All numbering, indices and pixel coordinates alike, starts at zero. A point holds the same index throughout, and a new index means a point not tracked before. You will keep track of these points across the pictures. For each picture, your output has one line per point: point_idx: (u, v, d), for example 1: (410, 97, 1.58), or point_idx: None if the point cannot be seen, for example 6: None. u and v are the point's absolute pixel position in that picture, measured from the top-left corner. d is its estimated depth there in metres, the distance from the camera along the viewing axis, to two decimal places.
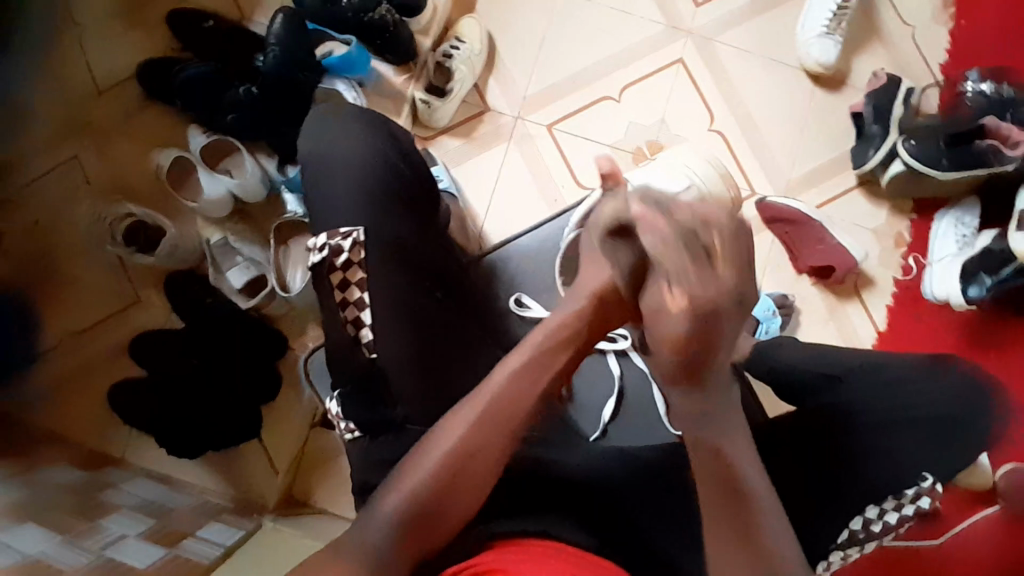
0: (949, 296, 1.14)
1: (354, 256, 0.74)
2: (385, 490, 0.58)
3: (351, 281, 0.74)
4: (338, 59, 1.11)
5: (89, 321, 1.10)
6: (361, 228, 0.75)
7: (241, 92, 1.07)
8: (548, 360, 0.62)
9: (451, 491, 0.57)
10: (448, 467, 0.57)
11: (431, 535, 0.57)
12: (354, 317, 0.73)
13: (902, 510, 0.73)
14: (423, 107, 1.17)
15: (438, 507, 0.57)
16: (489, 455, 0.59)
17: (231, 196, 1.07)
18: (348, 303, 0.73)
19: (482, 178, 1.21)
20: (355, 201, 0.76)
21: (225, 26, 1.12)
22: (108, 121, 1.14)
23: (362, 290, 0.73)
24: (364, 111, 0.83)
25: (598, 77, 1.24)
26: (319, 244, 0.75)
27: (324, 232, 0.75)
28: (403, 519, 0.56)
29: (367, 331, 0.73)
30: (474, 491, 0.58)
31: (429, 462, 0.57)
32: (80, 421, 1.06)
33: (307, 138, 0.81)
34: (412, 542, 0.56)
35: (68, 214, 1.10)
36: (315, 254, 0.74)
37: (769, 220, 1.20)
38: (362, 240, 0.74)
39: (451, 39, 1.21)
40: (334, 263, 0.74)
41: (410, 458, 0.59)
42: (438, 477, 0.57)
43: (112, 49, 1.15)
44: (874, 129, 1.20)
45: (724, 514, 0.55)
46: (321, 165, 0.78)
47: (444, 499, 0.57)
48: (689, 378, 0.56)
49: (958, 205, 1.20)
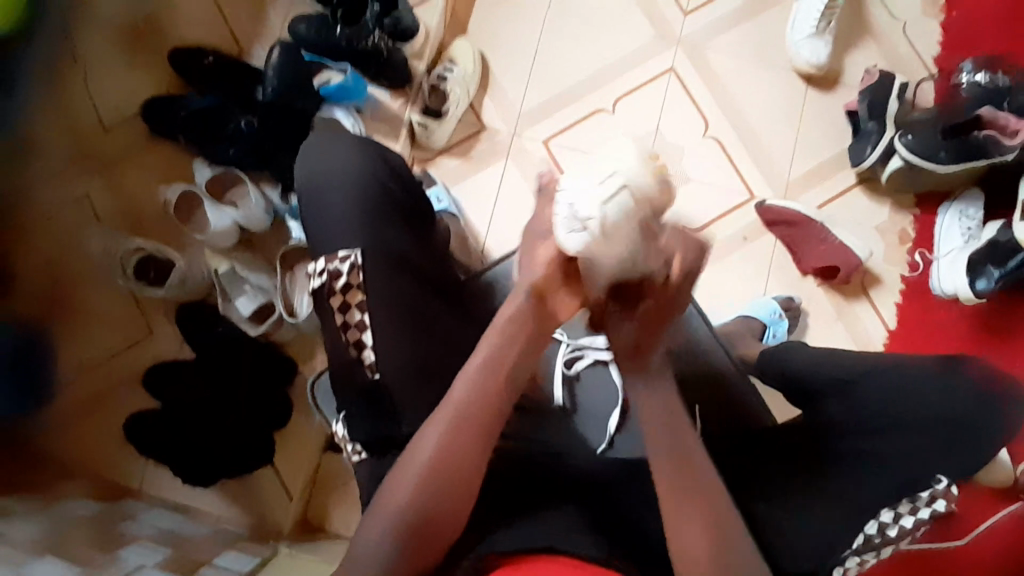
0: (958, 291, 1.13)
1: (353, 279, 0.75)
2: (381, 499, 0.61)
3: (351, 304, 0.75)
4: (335, 87, 1.14)
5: (105, 354, 1.12)
6: (358, 250, 0.76)
7: (242, 126, 1.11)
8: (503, 360, 0.63)
9: (436, 498, 0.60)
10: (429, 476, 0.60)
11: (426, 546, 0.60)
12: (355, 339, 0.74)
13: (918, 513, 0.71)
14: (420, 129, 1.20)
15: (432, 512, 0.60)
16: (469, 458, 0.61)
17: (236, 226, 1.09)
18: (349, 326, 0.74)
19: (482, 196, 1.22)
20: (354, 226, 0.77)
21: (222, 60, 1.15)
22: (116, 159, 1.17)
23: (362, 312, 0.74)
24: (357, 137, 0.84)
25: (592, 91, 1.26)
26: (319, 268, 0.76)
27: (323, 257, 0.77)
28: (402, 529, 0.60)
29: (370, 352, 0.74)
30: (456, 493, 0.61)
31: (415, 468, 0.61)
32: (99, 453, 1.08)
33: (301, 167, 0.82)
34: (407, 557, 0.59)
35: (81, 252, 1.14)
36: (316, 279, 0.76)
37: (770, 222, 1.21)
38: (360, 263, 0.75)
39: (445, 61, 1.23)
40: (333, 287, 0.75)
41: (399, 465, 0.62)
42: (420, 486, 0.60)
43: (117, 90, 1.19)
44: (869, 126, 1.20)
45: (683, 495, 0.60)
46: (314, 186, 0.80)
47: (438, 505, 0.60)
48: (641, 359, 0.65)
49: (963, 197, 1.19)
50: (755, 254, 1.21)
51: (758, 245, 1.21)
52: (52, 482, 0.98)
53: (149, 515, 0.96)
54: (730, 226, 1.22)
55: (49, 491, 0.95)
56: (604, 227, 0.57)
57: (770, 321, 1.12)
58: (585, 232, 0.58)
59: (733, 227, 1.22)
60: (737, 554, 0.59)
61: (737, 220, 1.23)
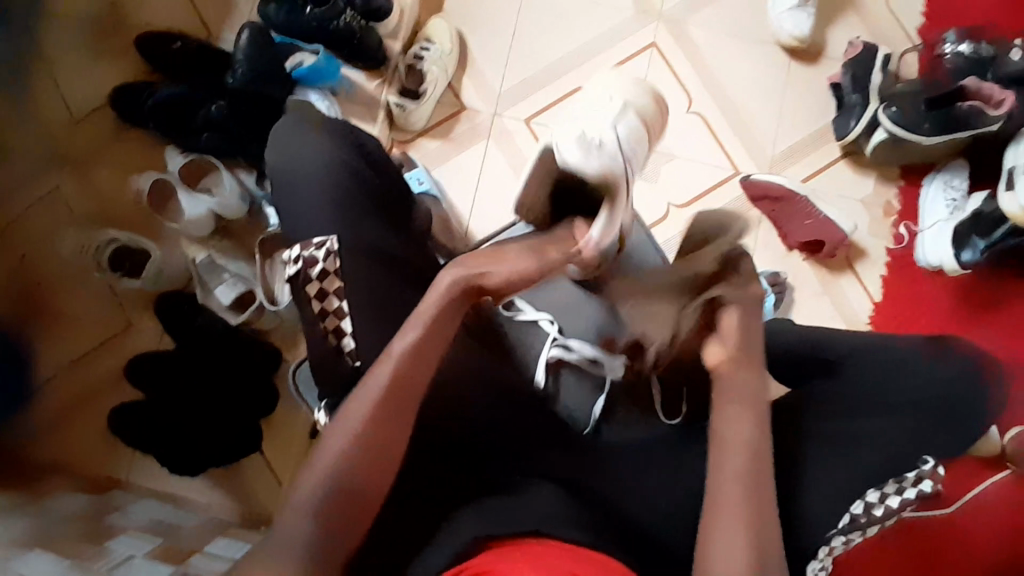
0: (943, 262, 1.13)
1: (330, 266, 0.73)
2: (304, 471, 0.61)
3: (329, 291, 0.73)
4: (308, 69, 1.12)
5: (84, 349, 1.11)
6: (334, 237, 0.74)
7: (213, 110, 1.08)
8: (435, 333, 0.66)
9: (362, 468, 0.60)
10: (355, 446, 0.61)
11: (355, 519, 0.60)
12: (334, 325, 0.72)
13: (904, 493, 0.73)
14: (398, 111, 1.18)
15: (358, 486, 0.60)
16: (398, 431, 0.62)
17: (212, 214, 1.07)
18: (328, 313, 0.73)
19: (465, 178, 1.21)
20: (326, 211, 0.76)
21: (192, 44, 1.12)
22: (87, 149, 1.15)
23: (340, 299, 0.73)
24: (327, 119, 0.83)
25: (572, 68, 1.24)
26: (294, 255, 0.74)
27: (298, 243, 0.75)
28: (325, 504, 0.59)
29: (349, 339, 0.72)
30: (382, 462, 0.61)
31: (341, 439, 0.61)
32: (84, 447, 1.08)
33: (271, 152, 0.81)
34: (333, 531, 0.58)
35: (54, 244, 1.12)
36: (291, 266, 0.74)
37: (754, 198, 1.20)
38: (336, 248, 0.74)
39: (422, 40, 1.20)
40: (309, 275, 0.73)
41: (323, 437, 0.62)
42: (346, 456, 0.60)
43: (85, 77, 1.15)
44: (852, 99, 1.18)
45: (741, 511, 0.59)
46: (289, 176, 0.79)
47: (366, 476, 0.61)
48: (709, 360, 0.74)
49: (946, 168, 1.18)
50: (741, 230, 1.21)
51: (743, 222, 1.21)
52: (36, 479, 0.97)
53: (137, 507, 0.96)
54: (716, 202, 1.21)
55: (34, 486, 0.94)
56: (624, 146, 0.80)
57: None
58: (604, 150, 0.78)
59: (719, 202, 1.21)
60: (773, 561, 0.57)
61: (722, 195, 1.22)
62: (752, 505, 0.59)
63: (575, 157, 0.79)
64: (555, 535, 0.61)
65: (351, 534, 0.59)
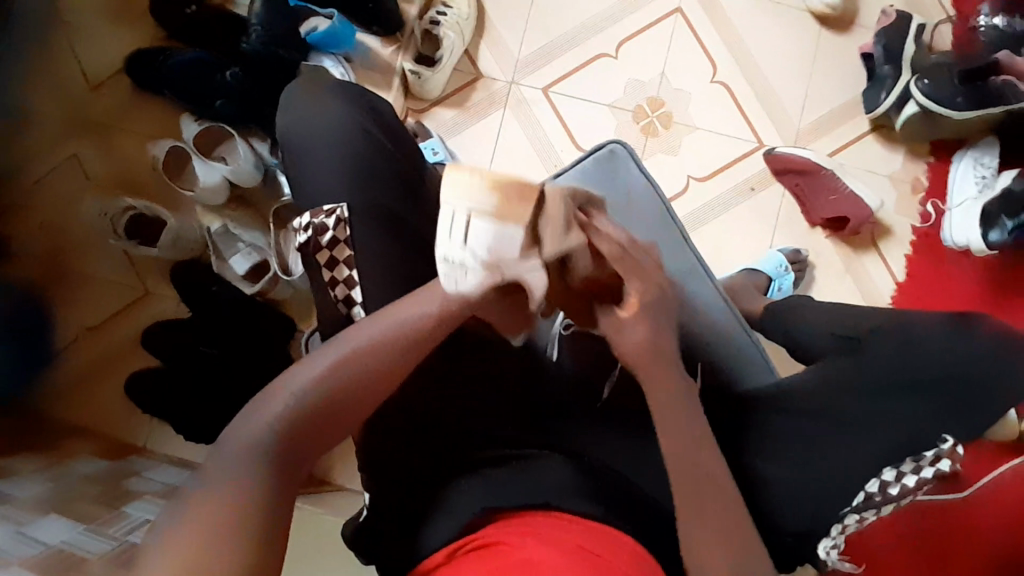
0: (969, 243, 1.10)
1: (340, 234, 0.73)
2: (257, 406, 0.53)
3: (339, 259, 0.73)
4: (323, 34, 1.09)
5: (102, 315, 1.12)
6: (344, 205, 0.74)
7: (227, 77, 1.06)
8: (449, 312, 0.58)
9: (321, 423, 0.54)
10: (326, 398, 0.54)
11: (315, 444, 0.54)
12: (344, 295, 0.72)
13: (921, 473, 0.69)
14: (413, 79, 1.14)
15: (313, 439, 0.54)
16: (371, 400, 0.57)
17: (227, 181, 1.05)
18: (338, 282, 0.73)
19: (480, 147, 1.18)
20: (341, 178, 0.75)
21: (207, 10, 1.11)
22: (101, 115, 1.14)
23: (351, 268, 0.72)
24: (339, 83, 0.81)
25: (592, 35, 1.20)
26: (304, 223, 0.74)
27: (309, 211, 0.75)
28: (273, 450, 0.51)
29: (359, 309, 0.72)
30: (357, 413, 0.56)
31: (312, 384, 0.54)
32: (104, 412, 1.10)
33: (285, 118, 0.79)
34: (291, 455, 0.52)
35: (72, 210, 1.12)
36: (302, 235, 0.74)
37: (778, 171, 1.17)
38: (345, 217, 0.73)
39: (439, 4, 1.17)
40: (320, 243, 0.73)
41: (288, 375, 0.55)
42: (312, 404, 0.54)
43: (100, 41, 1.14)
44: (885, 70, 1.13)
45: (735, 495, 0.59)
46: (301, 143, 0.77)
47: (323, 432, 0.55)
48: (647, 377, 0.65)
49: (977, 146, 1.14)
50: (763, 206, 1.18)
51: (766, 197, 1.18)
52: (58, 442, 0.99)
53: (154, 471, 0.98)
54: (739, 173, 1.18)
55: (55, 450, 0.97)
56: (486, 261, 0.52)
57: (776, 275, 1.10)
58: (471, 272, 0.54)
59: (741, 174, 1.18)
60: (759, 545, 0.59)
61: (744, 168, 1.18)
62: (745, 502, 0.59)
63: (453, 286, 0.56)
64: (565, 508, 0.61)
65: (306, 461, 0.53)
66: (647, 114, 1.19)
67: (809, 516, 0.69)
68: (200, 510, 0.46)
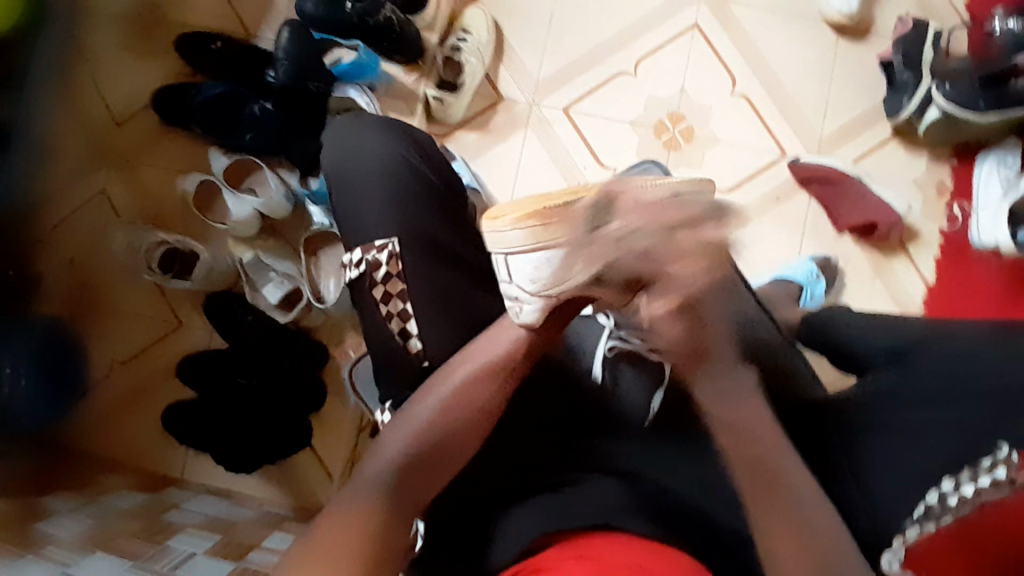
0: (998, 242, 1.07)
1: (393, 268, 0.73)
2: (378, 450, 0.62)
3: (393, 293, 0.73)
4: (348, 66, 1.12)
5: (135, 349, 1.13)
6: (394, 239, 0.74)
7: (257, 110, 1.09)
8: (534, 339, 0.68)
9: (435, 452, 0.62)
10: (433, 431, 0.62)
11: (428, 475, 0.61)
12: (400, 328, 0.72)
13: (981, 481, 0.64)
14: (436, 104, 1.17)
15: (432, 465, 0.62)
16: (473, 429, 0.64)
17: (257, 214, 1.07)
18: (393, 315, 0.73)
19: (503, 168, 1.19)
20: (387, 211, 0.75)
21: (232, 44, 1.12)
22: (131, 152, 1.16)
23: (404, 300, 0.73)
24: (384, 120, 0.83)
25: (611, 54, 1.21)
26: (356, 259, 0.75)
27: (359, 246, 0.75)
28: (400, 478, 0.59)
29: (416, 341, 0.72)
30: (463, 441, 0.64)
31: (422, 422, 0.63)
32: (140, 446, 1.10)
33: (333, 157, 0.80)
34: (413, 479, 0.60)
35: (105, 245, 1.14)
36: (354, 270, 0.74)
37: (803, 180, 1.17)
38: (397, 250, 0.74)
39: (459, 31, 1.19)
40: (374, 278, 0.73)
41: (401, 420, 0.64)
42: (423, 437, 0.62)
43: (129, 81, 1.16)
44: (903, 77, 1.14)
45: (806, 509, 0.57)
46: (343, 173, 0.79)
47: (437, 461, 0.62)
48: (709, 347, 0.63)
49: (999, 147, 1.14)
50: (789, 214, 1.17)
51: (792, 205, 1.17)
52: (96, 478, 0.99)
53: (193, 503, 0.98)
54: (763, 185, 1.18)
55: (93, 486, 0.97)
56: (537, 288, 0.65)
57: (807, 284, 1.09)
58: (527, 302, 0.66)
59: (765, 185, 1.18)
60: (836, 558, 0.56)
61: (768, 179, 1.18)
62: (825, 522, 0.57)
63: (516, 319, 0.68)
64: (623, 529, 0.59)
65: (427, 487, 0.61)
66: (668, 128, 1.20)
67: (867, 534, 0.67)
68: (345, 532, 0.54)
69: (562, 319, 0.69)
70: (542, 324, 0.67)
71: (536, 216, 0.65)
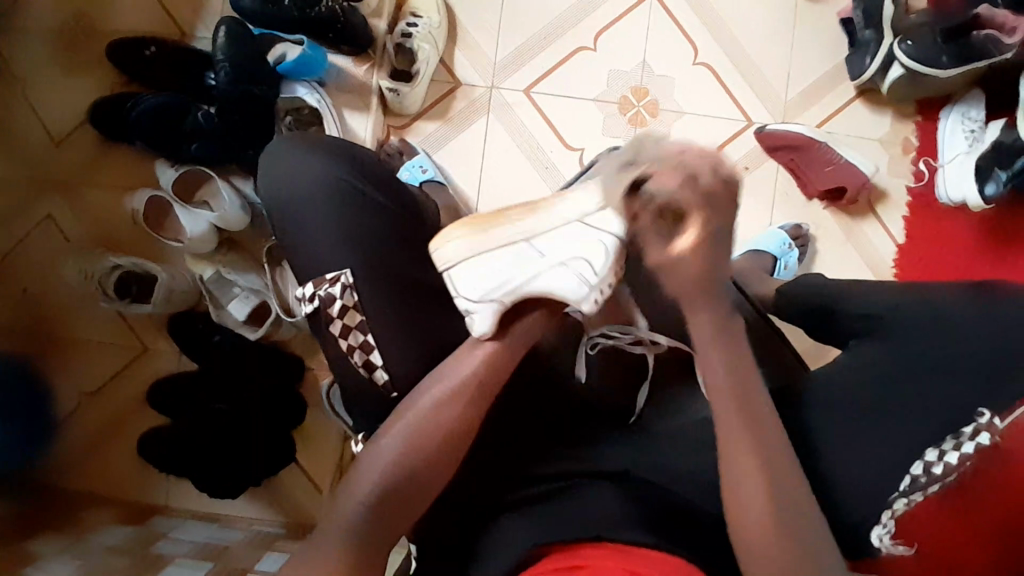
0: (966, 199, 1.09)
1: (348, 301, 0.72)
2: (346, 491, 0.61)
3: (351, 326, 0.72)
4: (292, 63, 1.03)
5: (102, 378, 1.08)
6: (347, 270, 0.73)
7: (200, 116, 1.02)
8: (500, 361, 0.67)
9: (402, 495, 0.61)
10: (399, 472, 0.61)
11: (400, 516, 0.61)
12: (364, 360, 0.72)
13: (962, 448, 0.68)
14: (392, 96, 1.10)
15: (399, 508, 0.61)
16: (441, 469, 0.63)
17: (213, 228, 1.02)
18: (354, 348, 0.72)
19: (467, 159, 1.15)
20: (338, 240, 0.73)
21: (166, 47, 1.06)
22: (68, 174, 1.09)
23: (364, 332, 0.72)
24: (323, 138, 0.78)
25: (569, 27, 1.17)
26: (309, 294, 0.73)
27: (311, 281, 0.74)
28: (364, 526, 0.59)
29: (382, 371, 0.72)
30: (433, 483, 0.63)
31: (386, 463, 0.62)
32: (120, 476, 1.07)
33: (267, 183, 0.76)
34: (378, 525, 0.60)
35: (56, 270, 1.08)
36: (308, 305, 0.74)
37: (772, 149, 1.15)
38: (350, 282, 0.72)
39: (408, 15, 1.13)
40: (330, 313, 0.72)
41: (366, 457, 0.63)
42: (389, 481, 0.61)
43: (62, 96, 1.10)
44: (865, 35, 1.11)
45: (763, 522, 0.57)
46: (277, 199, 0.75)
47: (406, 504, 0.61)
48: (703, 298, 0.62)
49: (963, 101, 1.13)
50: (758, 185, 1.16)
51: (760, 175, 1.16)
52: (78, 514, 0.96)
53: (181, 531, 0.96)
54: (729, 157, 1.16)
55: (77, 523, 0.93)
56: (484, 294, 0.66)
57: (780, 254, 1.09)
58: (482, 310, 0.66)
59: (732, 156, 1.17)
60: (801, 540, 0.57)
61: (734, 150, 1.17)
62: (777, 518, 0.57)
63: (473, 333, 0.67)
64: (617, 539, 0.59)
65: (399, 526, 0.61)
66: (632, 104, 1.17)
67: (858, 519, 0.67)
68: None
69: (527, 332, 0.68)
70: (496, 333, 0.67)
71: (472, 226, 0.68)
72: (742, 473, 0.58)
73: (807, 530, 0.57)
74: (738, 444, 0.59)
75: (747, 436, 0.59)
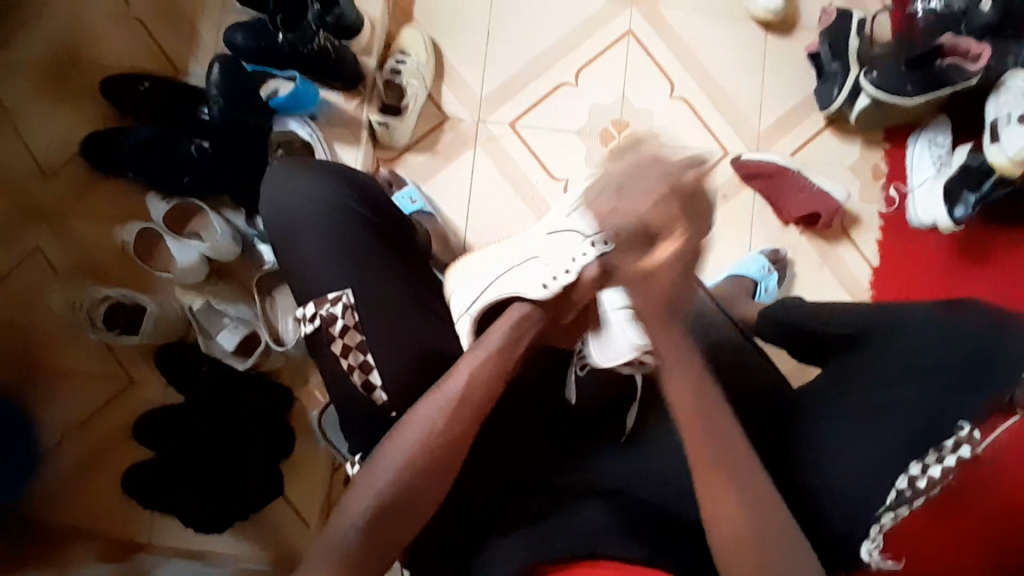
0: (936, 221, 1.13)
1: (348, 321, 0.73)
2: (339, 511, 0.61)
3: (351, 346, 0.73)
4: (285, 97, 1.08)
5: (86, 410, 1.07)
6: (348, 290, 0.73)
7: (193, 150, 1.05)
8: (491, 378, 0.68)
9: (396, 513, 0.61)
10: (392, 491, 0.61)
11: (394, 537, 0.61)
12: (363, 380, 0.73)
13: (946, 462, 0.67)
14: (381, 130, 1.15)
15: (393, 526, 0.61)
16: (434, 488, 0.63)
17: (204, 258, 1.03)
18: (353, 369, 0.73)
19: (455, 189, 1.18)
20: (333, 259, 0.74)
21: (160, 82, 1.09)
22: (57, 207, 1.10)
23: (363, 353, 0.73)
24: (319, 163, 0.81)
25: (552, 62, 1.22)
26: (309, 314, 0.73)
27: (311, 301, 0.74)
28: (359, 544, 0.59)
29: (381, 391, 0.73)
30: (427, 501, 0.63)
31: (381, 482, 0.62)
32: (102, 512, 1.04)
33: (265, 205, 0.78)
34: (373, 545, 0.59)
35: (42, 303, 1.08)
36: (308, 325, 0.73)
37: (745, 176, 1.20)
38: (351, 302, 0.73)
39: (396, 53, 1.18)
40: (331, 334, 0.72)
41: (360, 478, 0.63)
42: (383, 501, 0.61)
43: (53, 130, 1.11)
44: (834, 67, 1.17)
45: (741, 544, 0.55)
46: (276, 221, 0.77)
47: (400, 523, 0.61)
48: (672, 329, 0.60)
49: (930, 127, 1.19)
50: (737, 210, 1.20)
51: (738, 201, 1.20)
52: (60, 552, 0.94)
53: (166, 567, 0.93)
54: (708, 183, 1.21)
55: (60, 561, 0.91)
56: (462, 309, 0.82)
57: (760, 278, 1.12)
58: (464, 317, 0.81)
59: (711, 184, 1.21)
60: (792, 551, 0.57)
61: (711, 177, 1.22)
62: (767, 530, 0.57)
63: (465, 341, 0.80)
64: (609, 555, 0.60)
65: (392, 547, 0.61)
66: (613, 136, 1.21)
67: (847, 530, 0.68)
68: None
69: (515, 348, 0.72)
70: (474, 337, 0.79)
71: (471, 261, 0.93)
72: (731, 486, 0.58)
73: (797, 541, 0.58)
74: (729, 458, 0.60)
75: (737, 449, 0.60)
